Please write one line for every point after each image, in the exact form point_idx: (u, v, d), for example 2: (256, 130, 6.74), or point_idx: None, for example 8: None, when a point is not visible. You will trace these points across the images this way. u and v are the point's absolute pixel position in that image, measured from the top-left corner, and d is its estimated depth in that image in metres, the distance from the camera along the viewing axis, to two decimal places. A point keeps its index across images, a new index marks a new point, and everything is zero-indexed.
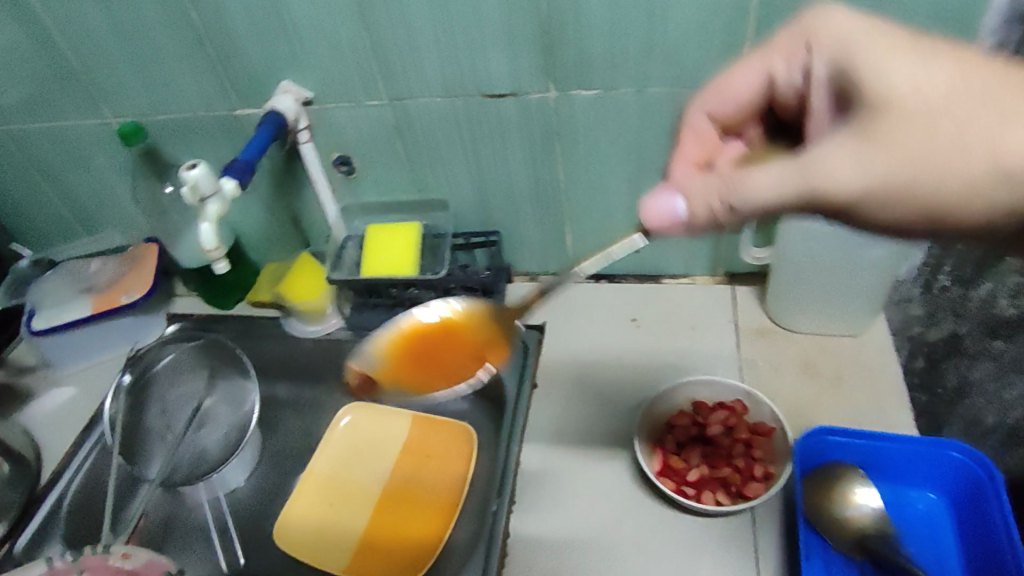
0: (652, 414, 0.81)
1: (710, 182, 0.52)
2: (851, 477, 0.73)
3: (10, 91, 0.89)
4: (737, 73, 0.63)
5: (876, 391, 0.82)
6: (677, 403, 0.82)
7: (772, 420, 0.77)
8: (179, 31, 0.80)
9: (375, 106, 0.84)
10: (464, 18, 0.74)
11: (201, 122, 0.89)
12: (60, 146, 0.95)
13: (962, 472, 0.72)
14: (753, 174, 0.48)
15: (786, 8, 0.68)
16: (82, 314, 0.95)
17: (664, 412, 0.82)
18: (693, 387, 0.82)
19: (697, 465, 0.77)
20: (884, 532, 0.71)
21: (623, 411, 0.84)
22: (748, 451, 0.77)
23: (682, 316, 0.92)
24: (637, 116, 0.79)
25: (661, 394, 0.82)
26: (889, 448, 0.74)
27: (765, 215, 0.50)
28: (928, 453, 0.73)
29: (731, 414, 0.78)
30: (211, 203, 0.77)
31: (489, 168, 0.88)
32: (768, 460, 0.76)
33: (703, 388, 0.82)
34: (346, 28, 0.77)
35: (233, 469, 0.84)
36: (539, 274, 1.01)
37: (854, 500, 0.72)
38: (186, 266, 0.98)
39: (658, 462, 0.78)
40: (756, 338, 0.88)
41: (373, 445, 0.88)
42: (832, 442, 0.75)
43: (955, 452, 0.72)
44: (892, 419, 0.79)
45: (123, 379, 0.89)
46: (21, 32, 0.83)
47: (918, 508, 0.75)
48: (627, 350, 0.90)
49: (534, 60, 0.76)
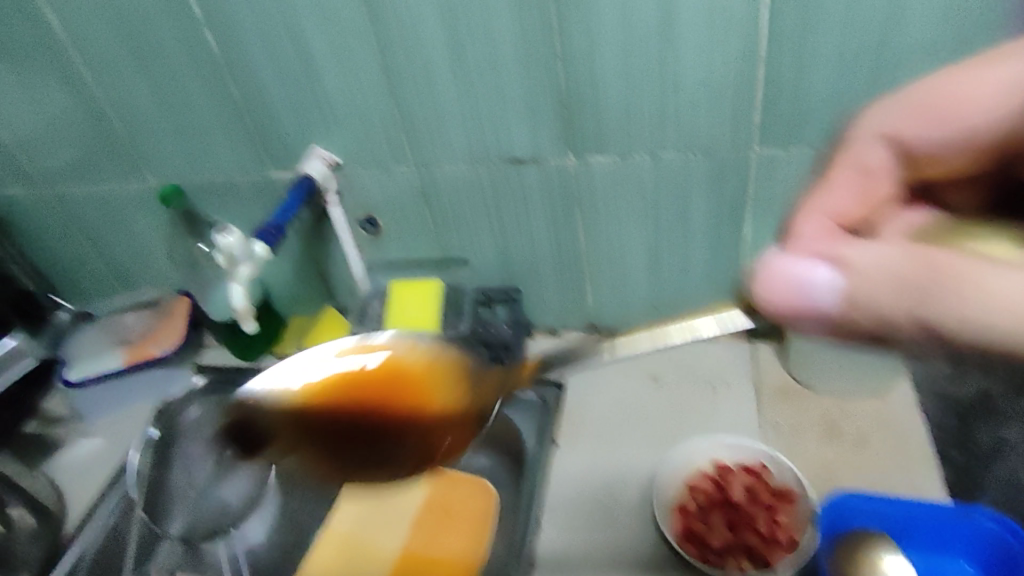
0: (673, 477, 0.81)
1: (912, 255, 0.42)
2: (880, 544, 0.71)
3: (61, 156, 0.97)
4: (967, 81, 0.57)
5: (903, 454, 0.80)
6: (697, 465, 0.82)
7: (794, 485, 0.76)
8: (220, 103, 0.86)
9: (402, 171, 0.88)
10: (488, 92, 0.78)
11: (236, 185, 0.95)
12: (110, 207, 1.02)
13: (995, 543, 0.71)
14: (987, 273, 0.39)
15: (793, 80, 0.71)
16: (115, 366, 1.02)
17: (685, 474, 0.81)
18: (712, 449, 0.82)
19: (720, 531, 0.75)
20: None
21: (645, 472, 0.84)
22: (771, 517, 0.75)
23: (703, 374, 0.93)
24: (653, 179, 0.81)
25: (681, 455, 0.82)
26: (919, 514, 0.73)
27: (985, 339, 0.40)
28: (960, 521, 0.72)
29: (752, 478, 0.78)
30: (243, 267, 0.82)
31: (512, 230, 0.91)
32: (794, 527, 0.74)
33: (724, 450, 0.82)
34: (377, 101, 0.82)
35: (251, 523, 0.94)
36: (561, 329, 1.02)
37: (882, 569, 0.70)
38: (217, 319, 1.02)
39: (679, 525, 0.77)
40: (778, 398, 0.88)
41: (393, 505, 0.90)
42: (857, 506, 0.74)
43: (988, 521, 0.71)
44: (921, 483, 0.77)
45: (152, 433, 0.95)
46: (75, 106, 0.91)
47: None
48: (647, 408, 0.91)
49: (555, 129, 0.80)
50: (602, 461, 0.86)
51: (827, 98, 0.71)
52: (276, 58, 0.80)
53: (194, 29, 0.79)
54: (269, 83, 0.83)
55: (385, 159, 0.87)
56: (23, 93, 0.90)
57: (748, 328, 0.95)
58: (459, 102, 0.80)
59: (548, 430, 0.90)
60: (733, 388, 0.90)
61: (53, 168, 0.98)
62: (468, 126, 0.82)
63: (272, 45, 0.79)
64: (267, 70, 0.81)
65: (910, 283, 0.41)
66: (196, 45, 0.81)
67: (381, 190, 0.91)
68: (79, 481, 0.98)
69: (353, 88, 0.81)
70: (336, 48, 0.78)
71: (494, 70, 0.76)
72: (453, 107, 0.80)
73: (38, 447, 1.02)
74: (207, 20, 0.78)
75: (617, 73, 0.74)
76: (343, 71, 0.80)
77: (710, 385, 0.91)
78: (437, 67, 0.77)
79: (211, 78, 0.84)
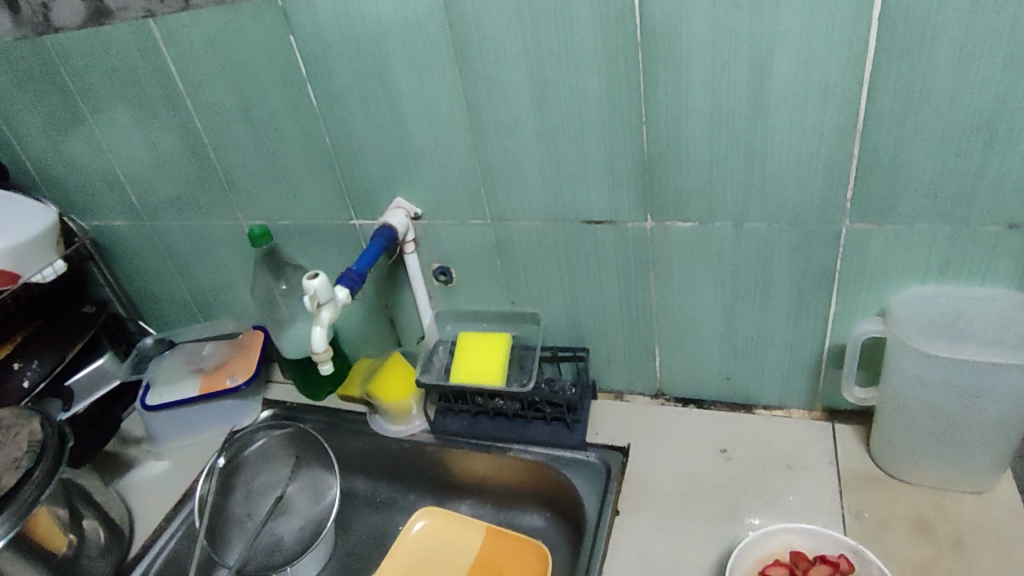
0: (744, 562, 0.74)
1: None
2: None
3: (165, 193, 1.04)
4: None
5: (1009, 562, 0.72)
6: (770, 550, 0.75)
7: None
8: (314, 153, 0.91)
9: (479, 225, 0.90)
10: (570, 154, 0.79)
11: (319, 229, 0.99)
12: (202, 242, 1.08)
13: None
14: None
15: (887, 155, 0.69)
16: (191, 393, 1.02)
17: (756, 559, 0.75)
18: (790, 534, 0.75)
19: None
20: None
21: (712, 554, 0.79)
22: None
23: (777, 452, 0.88)
24: (732, 247, 0.80)
25: (755, 539, 0.75)
26: None
27: None
28: None
29: (833, 571, 0.70)
30: (326, 311, 0.82)
31: (584, 289, 0.91)
32: None
33: (800, 536, 0.75)
34: (461, 158, 0.84)
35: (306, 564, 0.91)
36: (626, 393, 1.00)
37: None
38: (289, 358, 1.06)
39: None
40: (859, 486, 0.82)
41: (445, 556, 0.91)
42: None
43: None
44: None
45: (218, 461, 0.97)
46: (183, 148, 0.98)
47: None
48: (717, 482, 0.86)
49: (634, 193, 0.80)
50: (665, 534, 0.82)
51: (923, 175, 0.69)
52: (370, 114, 0.84)
53: (299, 84, 0.85)
54: (362, 135, 0.87)
55: (464, 212, 0.89)
56: (141, 134, 0.98)
57: (827, 408, 0.90)
58: (541, 161, 0.81)
59: (608, 497, 0.85)
60: (810, 470, 0.85)
61: (157, 204, 1.06)
62: (548, 185, 0.83)
63: (368, 101, 0.83)
64: (361, 124, 0.86)
65: None
66: (298, 99, 0.86)
67: (457, 242, 0.93)
68: (147, 502, 1.00)
69: (440, 143, 0.84)
70: (428, 106, 0.81)
71: (578, 132, 0.77)
72: (536, 166, 0.82)
73: (109, 466, 1.05)
74: (310, 77, 0.84)
75: (701, 141, 0.74)
76: (432, 128, 0.83)
77: (785, 465, 0.86)
78: (522, 128, 0.79)
79: (308, 128, 0.89)
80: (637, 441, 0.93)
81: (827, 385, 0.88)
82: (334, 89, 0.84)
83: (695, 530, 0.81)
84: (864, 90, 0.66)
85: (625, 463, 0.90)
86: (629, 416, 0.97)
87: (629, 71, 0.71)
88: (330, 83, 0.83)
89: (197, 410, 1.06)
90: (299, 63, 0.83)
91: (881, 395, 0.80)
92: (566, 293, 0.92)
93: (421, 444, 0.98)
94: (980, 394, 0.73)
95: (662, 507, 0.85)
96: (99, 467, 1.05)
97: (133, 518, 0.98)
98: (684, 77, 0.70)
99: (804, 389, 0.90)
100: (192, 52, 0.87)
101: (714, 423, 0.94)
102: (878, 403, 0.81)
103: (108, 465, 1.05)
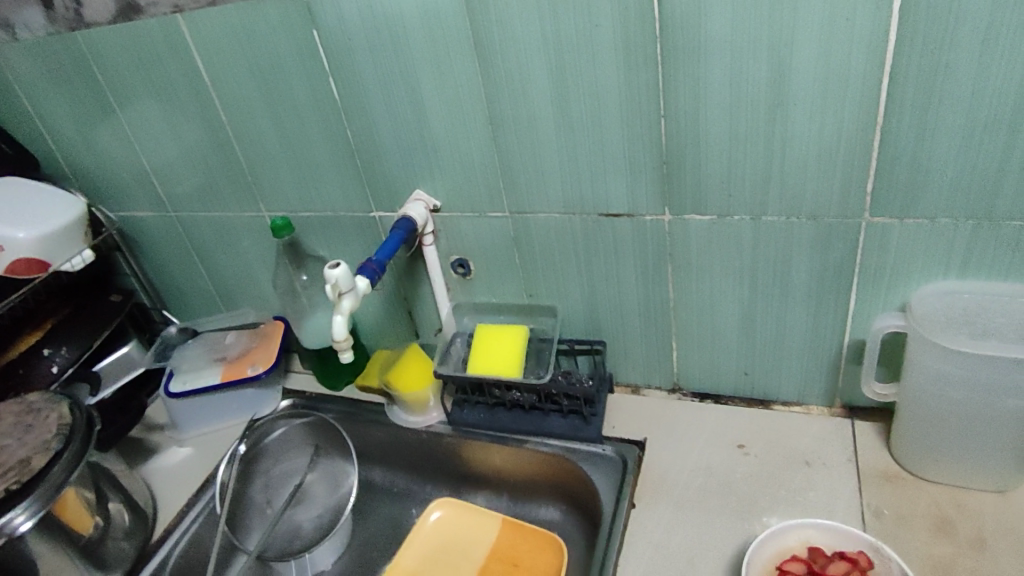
0: (761, 557, 0.73)
1: None
2: None
3: (190, 184, 1.06)
4: None
5: None
6: (788, 545, 0.74)
7: None
8: (335, 145, 0.92)
9: (497, 217, 0.90)
10: (589, 146, 0.80)
11: (340, 221, 1.01)
12: (226, 233, 1.10)
13: None
14: None
15: (911, 150, 0.68)
16: (214, 381, 1.04)
17: (774, 553, 0.74)
18: (809, 529, 0.74)
19: None
20: None
21: (728, 548, 0.78)
22: None
23: (795, 448, 0.88)
24: (750, 241, 0.80)
25: (772, 534, 0.74)
26: None
27: None
28: None
29: (851, 567, 0.70)
30: (346, 300, 0.83)
31: (601, 281, 0.91)
32: None
33: (819, 532, 0.74)
34: (480, 151, 0.85)
35: (323, 551, 0.93)
36: (643, 387, 1.00)
37: None
38: (309, 347, 1.08)
39: None
40: (880, 484, 0.81)
41: (461, 547, 0.91)
42: None
43: None
44: None
45: (239, 448, 0.99)
46: (208, 141, 1.00)
47: None
48: (733, 477, 0.86)
49: (652, 186, 0.80)
50: (681, 528, 0.81)
51: (948, 170, 0.68)
52: (390, 104, 0.85)
53: (322, 78, 0.86)
54: (383, 127, 0.88)
55: (483, 204, 0.90)
56: (168, 127, 1.00)
57: (846, 404, 0.89)
58: (560, 153, 0.81)
59: (624, 491, 0.86)
60: (829, 466, 0.84)
61: (184, 195, 1.08)
62: (566, 178, 0.83)
63: (389, 93, 0.84)
64: (381, 116, 0.87)
65: None
66: (321, 91, 0.88)
67: (476, 234, 0.93)
68: (170, 486, 1.02)
69: (459, 135, 0.85)
70: (448, 98, 0.82)
71: (598, 124, 0.78)
72: (555, 159, 0.82)
73: (135, 451, 1.08)
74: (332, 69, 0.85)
75: (720, 134, 0.74)
76: (452, 121, 0.84)
77: (803, 462, 0.86)
78: (542, 119, 0.79)
79: (331, 121, 0.90)
80: (654, 435, 0.93)
81: (846, 381, 0.88)
82: (356, 81, 0.85)
83: (712, 525, 0.81)
84: (886, 83, 0.65)
85: (640, 457, 0.91)
86: (645, 410, 0.97)
87: (649, 62, 0.71)
88: (353, 75, 0.85)
89: (219, 399, 1.08)
90: (322, 56, 0.84)
91: (901, 390, 0.79)
92: (584, 286, 0.92)
93: (437, 435, 0.99)
94: (1003, 391, 0.72)
95: (678, 501, 0.84)
96: (124, 452, 1.07)
97: (156, 502, 1.00)
98: (704, 67, 0.70)
99: (823, 385, 0.89)
100: (218, 45, 0.88)
101: (730, 418, 0.94)
102: (898, 399, 0.80)
103: (133, 451, 1.08)
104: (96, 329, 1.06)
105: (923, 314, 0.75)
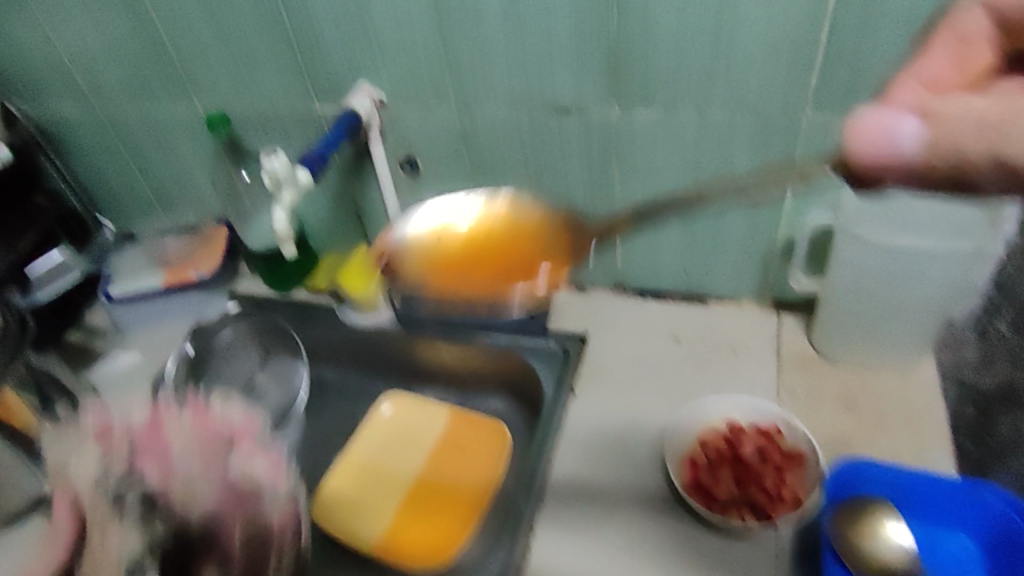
0: (686, 431, 0.84)
1: (959, 111, 0.45)
2: (880, 511, 0.73)
3: (113, 76, 0.99)
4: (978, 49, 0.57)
5: (918, 435, 0.82)
6: (710, 420, 0.84)
7: (806, 449, 0.79)
8: (271, 32, 0.87)
9: (445, 112, 0.89)
10: (537, 38, 0.78)
11: (280, 116, 0.97)
12: (158, 129, 1.04)
13: (998, 521, 0.72)
14: (970, 103, 0.45)
15: (849, 45, 0.70)
16: (154, 284, 1.05)
17: (698, 427, 0.84)
18: (728, 407, 0.84)
19: (727, 484, 0.78)
20: (912, 570, 0.71)
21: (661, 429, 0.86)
22: (779, 475, 0.77)
23: (723, 339, 0.95)
24: (694, 138, 0.82)
25: (696, 411, 0.85)
26: (923, 485, 0.75)
27: (982, 159, 0.45)
28: (966, 497, 0.73)
29: (765, 438, 0.80)
30: (286, 192, 0.83)
31: (549, 179, 0.92)
32: (799, 486, 0.76)
33: (738, 409, 0.84)
34: (425, 41, 0.82)
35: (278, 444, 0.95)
36: (587, 284, 1.04)
37: (884, 534, 0.72)
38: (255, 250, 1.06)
39: (688, 475, 0.80)
40: (796, 368, 0.90)
41: (411, 436, 0.96)
42: (865, 473, 0.76)
43: (992, 497, 0.72)
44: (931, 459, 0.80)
45: (187, 350, 1.01)
46: (129, 25, 0.92)
47: (952, 552, 0.74)
48: (665, 366, 0.94)
49: (600, 81, 0.80)
50: (615, 410, 0.90)
51: (880, 66, 0.71)
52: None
53: None
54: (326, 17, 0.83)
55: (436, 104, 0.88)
56: (83, 10, 0.92)
57: (774, 298, 0.96)
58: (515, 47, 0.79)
59: (565, 380, 0.92)
60: (753, 354, 0.93)
61: (109, 89, 1.01)
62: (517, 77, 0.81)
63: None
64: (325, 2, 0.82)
65: (991, 126, 0.44)
66: None
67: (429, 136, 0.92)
68: (116, 389, 1.02)
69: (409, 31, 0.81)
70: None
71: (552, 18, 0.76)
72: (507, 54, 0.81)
73: (79, 357, 1.07)
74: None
75: (669, 26, 0.73)
76: (395, 8, 0.80)
77: (729, 350, 0.93)
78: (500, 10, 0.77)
79: (265, 5, 0.84)
80: (595, 330, 1.00)
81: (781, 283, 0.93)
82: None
83: (644, 406, 0.90)
84: None
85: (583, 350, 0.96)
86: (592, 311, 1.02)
87: None
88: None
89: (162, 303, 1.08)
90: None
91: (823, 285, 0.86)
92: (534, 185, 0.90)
93: (388, 333, 1.01)
94: None
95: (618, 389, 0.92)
96: (68, 358, 1.06)
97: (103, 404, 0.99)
98: None
99: (753, 280, 0.94)
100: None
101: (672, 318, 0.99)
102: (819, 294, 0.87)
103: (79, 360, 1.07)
104: (15, 238, 1.02)
105: (848, 212, 0.80)
